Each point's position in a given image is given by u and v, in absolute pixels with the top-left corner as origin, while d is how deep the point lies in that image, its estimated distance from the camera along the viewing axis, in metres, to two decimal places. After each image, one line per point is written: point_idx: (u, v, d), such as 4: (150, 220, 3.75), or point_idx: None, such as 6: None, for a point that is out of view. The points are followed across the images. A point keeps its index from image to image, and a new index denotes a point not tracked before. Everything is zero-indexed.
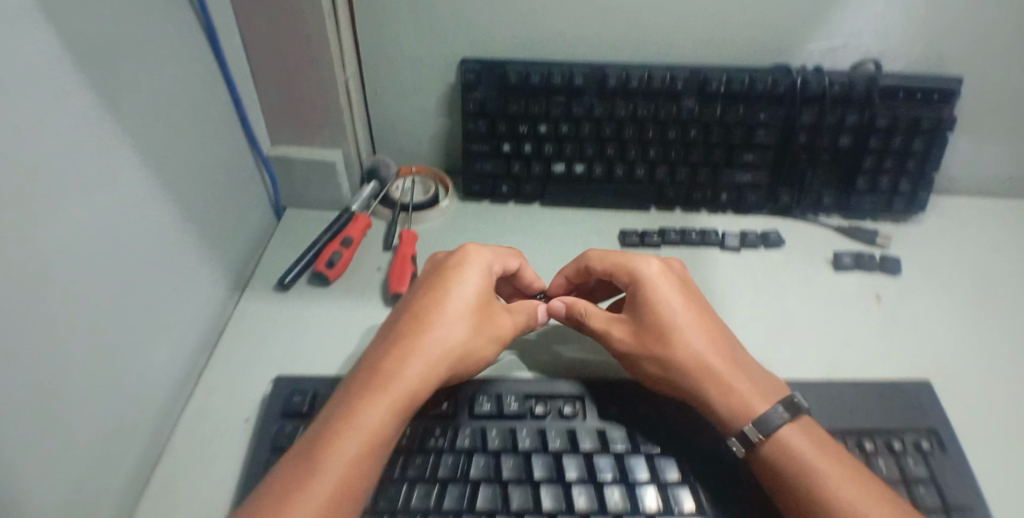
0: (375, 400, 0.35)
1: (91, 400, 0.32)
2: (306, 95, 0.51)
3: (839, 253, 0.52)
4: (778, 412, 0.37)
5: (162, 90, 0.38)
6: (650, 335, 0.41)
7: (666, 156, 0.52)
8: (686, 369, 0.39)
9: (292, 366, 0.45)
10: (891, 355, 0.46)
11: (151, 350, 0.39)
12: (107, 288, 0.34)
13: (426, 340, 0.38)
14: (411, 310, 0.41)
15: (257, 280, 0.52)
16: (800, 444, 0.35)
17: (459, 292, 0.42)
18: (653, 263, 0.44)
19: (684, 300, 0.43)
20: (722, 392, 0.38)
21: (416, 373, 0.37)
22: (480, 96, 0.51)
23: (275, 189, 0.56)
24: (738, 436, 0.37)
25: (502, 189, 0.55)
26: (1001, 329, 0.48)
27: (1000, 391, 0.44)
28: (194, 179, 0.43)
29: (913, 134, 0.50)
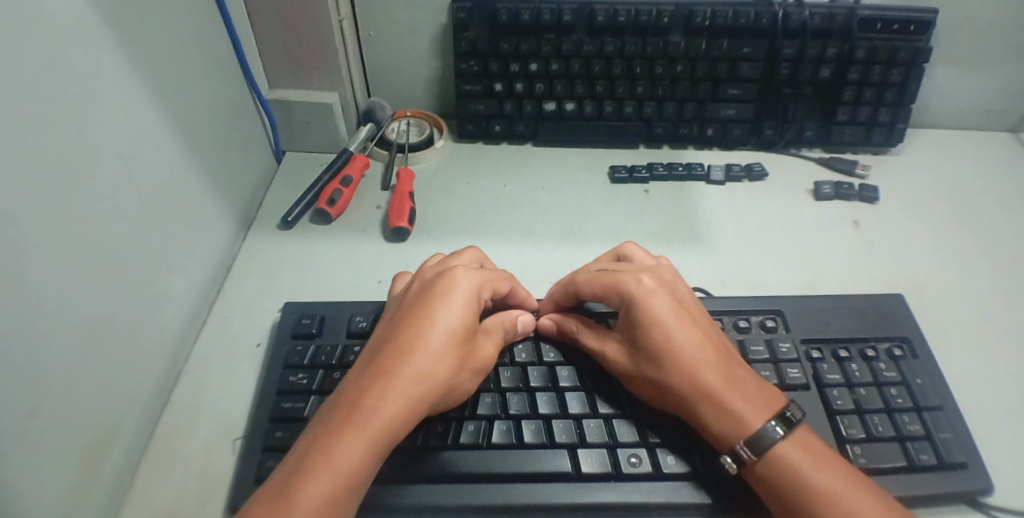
0: (344, 443, 0.30)
1: (116, 311, 0.35)
2: (302, 37, 0.51)
3: (820, 183, 0.55)
4: (772, 433, 0.33)
5: (164, 22, 0.39)
6: (643, 357, 0.38)
7: (654, 92, 0.54)
8: (680, 395, 0.36)
9: (300, 294, 0.47)
10: (865, 273, 0.49)
11: (167, 277, 0.41)
12: (125, 212, 0.36)
13: (408, 371, 0.33)
14: (390, 337, 0.35)
15: (262, 220, 0.54)
16: (796, 460, 0.33)
17: (445, 317, 0.36)
18: (645, 280, 0.39)
19: (685, 320, 0.38)
20: (718, 419, 0.35)
21: (392, 413, 0.31)
22: (471, 36, 0.52)
23: (275, 134, 0.58)
24: (732, 454, 0.34)
25: (495, 129, 0.57)
26: (969, 250, 0.51)
27: (965, 303, 0.47)
28: (200, 118, 0.45)
29: (890, 65, 0.52)
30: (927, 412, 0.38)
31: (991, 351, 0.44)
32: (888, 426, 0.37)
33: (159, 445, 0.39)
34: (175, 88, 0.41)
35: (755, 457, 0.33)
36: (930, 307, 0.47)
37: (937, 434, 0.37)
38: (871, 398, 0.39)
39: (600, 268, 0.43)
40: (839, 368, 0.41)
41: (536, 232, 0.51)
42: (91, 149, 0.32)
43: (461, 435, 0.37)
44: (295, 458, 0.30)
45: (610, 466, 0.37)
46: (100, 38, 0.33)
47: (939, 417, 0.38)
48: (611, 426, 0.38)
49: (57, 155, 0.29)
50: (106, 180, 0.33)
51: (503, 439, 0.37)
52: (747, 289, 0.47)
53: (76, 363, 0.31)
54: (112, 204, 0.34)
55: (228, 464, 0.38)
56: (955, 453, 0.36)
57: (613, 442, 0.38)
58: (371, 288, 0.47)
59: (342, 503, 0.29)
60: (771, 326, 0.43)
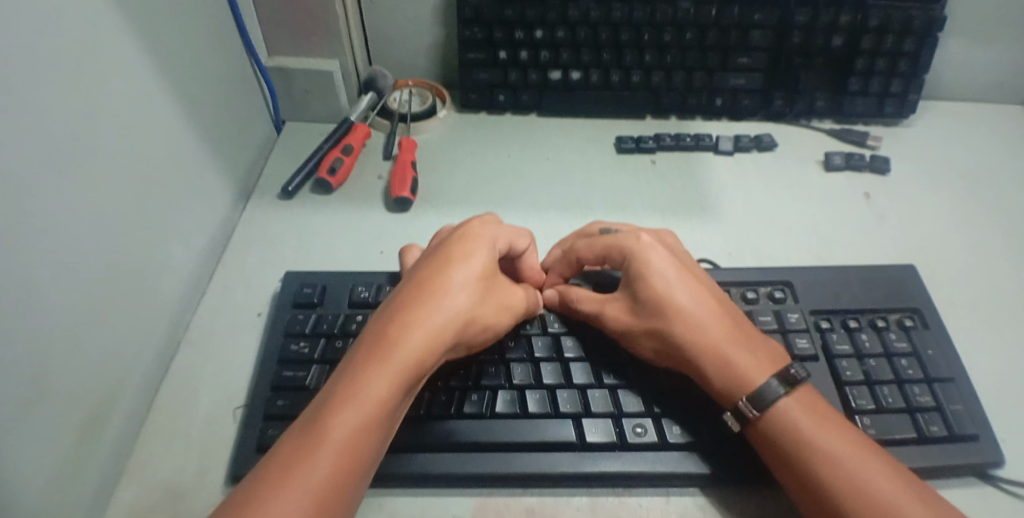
0: (372, 375, 0.30)
1: (115, 280, 0.34)
2: (302, 2, 0.50)
3: (830, 154, 0.53)
4: (772, 387, 0.33)
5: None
6: (644, 312, 0.37)
7: (662, 61, 0.53)
8: (682, 348, 0.36)
9: (301, 265, 0.46)
10: (875, 246, 0.48)
11: (165, 247, 0.40)
12: (121, 178, 0.34)
13: (433, 306, 0.33)
14: (413, 279, 0.35)
15: (260, 191, 0.53)
16: (799, 418, 0.33)
17: (467, 261, 0.36)
18: (644, 235, 0.40)
19: (681, 271, 0.38)
20: (720, 371, 0.35)
21: (420, 346, 0.32)
22: (475, 2, 0.51)
23: (275, 103, 0.56)
24: (734, 411, 0.34)
25: (499, 98, 0.55)
26: (983, 223, 0.50)
27: (976, 275, 0.47)
28: (197, 86, 0.43)
29: (905, 34, 0.51)
30: (938, 384, 0.38)
31: (1002, 323, 0.44)
32: (898, 397, 0.37)
33: (160, 414, 0.39)
34: (172, 52, 0.40)
35: (756, 413, 0.33)
36: (941, 280, 0.46)
37: (947, 405, 0.37)
38: (881, 369, 0.38)
39: (601, 232, 0.43)
40: (849, 339, 0.40)
41: (540, 204, 0.50)
42: (89, 106, 0.31)
43: (464, 404, 0.37)
44: (324, 393, 0.30)
45: (615, 436, 0.36)
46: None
47: (951, 389, 0.38)
48: (616, 397, 0.38)
49: (52, 111, 0.28)
50: (104, 139, 0.32)
51: (506, 408, 0.37)
52: (755, 260, 0.46)
53: (72, 328, 0.30)
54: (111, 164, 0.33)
55: (229, 433, 0.38)
56: (966, 425, 0.36)
57: (619, 413, 0.37)
58: (373, 259, 0.46)
59: (370, 438, 0.29)
60: (779, 296, 0.42)
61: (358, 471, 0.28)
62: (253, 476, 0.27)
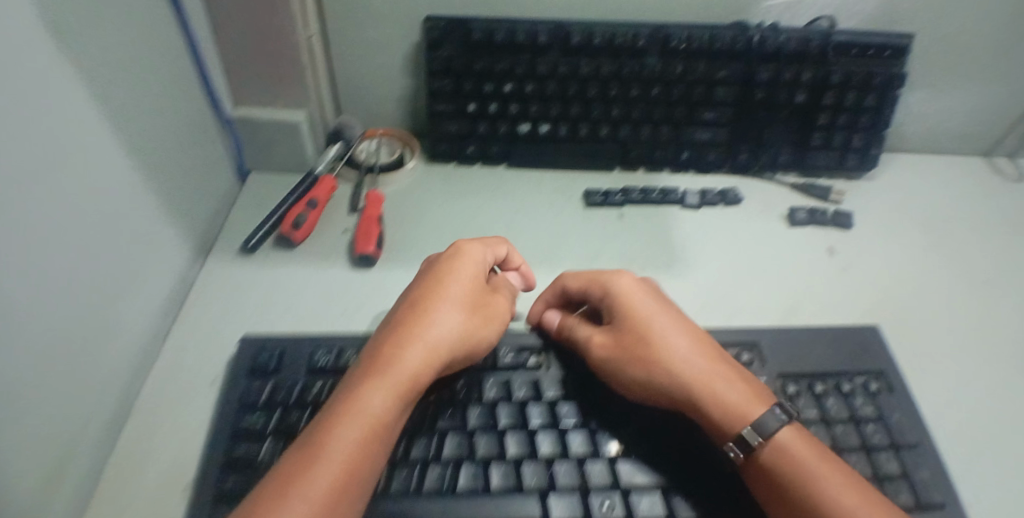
0: (370, 388, 0.32)
1: (64, 359, 0.33)
2: (268, 54, 0.49)
3: (794, 209, 0.54)
4: (777, 416, 0.35)
5: (116, 32, 0.37)
6: (631, 341, 0.40)
7: (630, 114, 0.53)
8: (679, 377, 0.37)
9: (259, 326, 0.45)
10: (837, 304, 0.48)
11: (116, 314, 0.39)
12: (72, 251, 0.33)
13: (425, 323, 0.36)
14: (407, 301, 0.39)
15: (221, 244, 0.51)
16: (798, 451, 0.34)
17: (454, 281, 0.40)
18: (624, 276, 0.44)
19: (658, 306, 0.42)
20: (715, 399, 0.36)
21: (414, 359, 0.34)
22: (445, 55, 0.51)
23: (240, 152, 0.55)
24: (737, 441, 0.35)
25: (468, 149, 0.55)
26: (945, 276, 0.51)
27: (941, 330, 0.47)
28: (153, 142, 0.42)
29: (865, 91, 0.52)
30: (905, 451, 0.38)
31: (968, 380, 0.44)
32: (866, 466, 0.37)
33: (107, 489, 0.37)
34: (126, 104, 0.39)
35: (762, 441, 0.34)
36: (907, 336, 0.46)
37: (915, 473, 0.37)
38: (848, 436, 0.38)
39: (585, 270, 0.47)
40: (816, 405, 0.40)
41: None
42: (45, 182, 0.30)
43: (424, 480, 0.36)
44: (328, 407, 0.32)
45: (582, 513, 0.35)
46: (48, 53, 0.30)
47: (917, 455, 0.38)
48: (582, 469, 0.37)
49: (6, 177, 0.26)
50: (57, 207, 0.31)
51: (469, 482, 0.36)
52: (721, 319, 0.46)
53: (24, 417, 0.28)
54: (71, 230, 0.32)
55: (177, 510, 0.36)
56: (932, 493, 0.36)
57: (585, 487, 0.36)
58: (334, 318, 0.45)
59: (374, 446, 0.31)
60: (746, 360, 0.42)
61: (362, 478, 0.30)
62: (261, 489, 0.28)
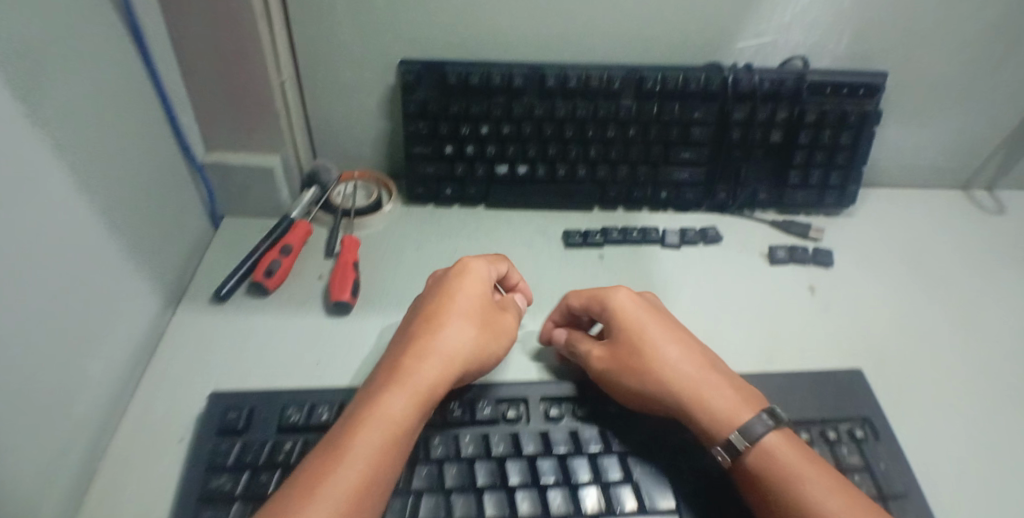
0: (390, 397, 0.34)
1: (35, 421, 0.31)
2: (240, 99, 0.48)
3: (774, 247, 0.53)
4: (764, 420, 0.35)
5: (85, 86, 0.36)
6: (623, 354, 0.40)
7: (607, 155, 0.53)
8: (669, 387, 0.38)
9: (229, 380, 0.43)
10: (829, 345, 0.46)
11: (89, 369, 0.37)
12: (46, 307, 0.32)
13: (440, 335, 0.38)
14: (421, 312, 0.40)
15: (192, 292, 0.50)
16: (784, 456, 0.34)
17: (467, 293, 0.41)
18: (621, 290, 0.44)
19: (655, 319, 0.42)
20: (703, 408, 0.37)
21: (430, 370, 0.36)
22: (420, 98, 0.50)
23: (212, 198, 0.54)
24: (725, 446, 0.35)
25: (446, 191, 0.55)
26: (932, 311, 0.50)
27: (931, 365, 0.46)
28: (122, 191, 0.41)
29: (841, 129, 0.52)
30: (892, 503, 0.36)
31: (966, 420, 0.42)
32: None
33: None
34: (96, 157, 0.38)
35: (748, 446, 0.34)
36: (901, 373, 0.45)
37: None
38: None
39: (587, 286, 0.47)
40: None
41: None
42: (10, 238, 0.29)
43: None
44: (348, 415, 0.34)
45: None
46: (15, 106, 0.29)
47: (907, 507, 0.36)
48: None
49: None
50: (28, 263, 0.30)
51: None
52: None
53: None
54: (40, 294, 0.31)
55: None
56: None
57: None
58: (307, 369, 0.44)
59: (392, 454, 0.32)
60: None
61: (382, 482, 0.31)
62: (281, 493, 0.29)
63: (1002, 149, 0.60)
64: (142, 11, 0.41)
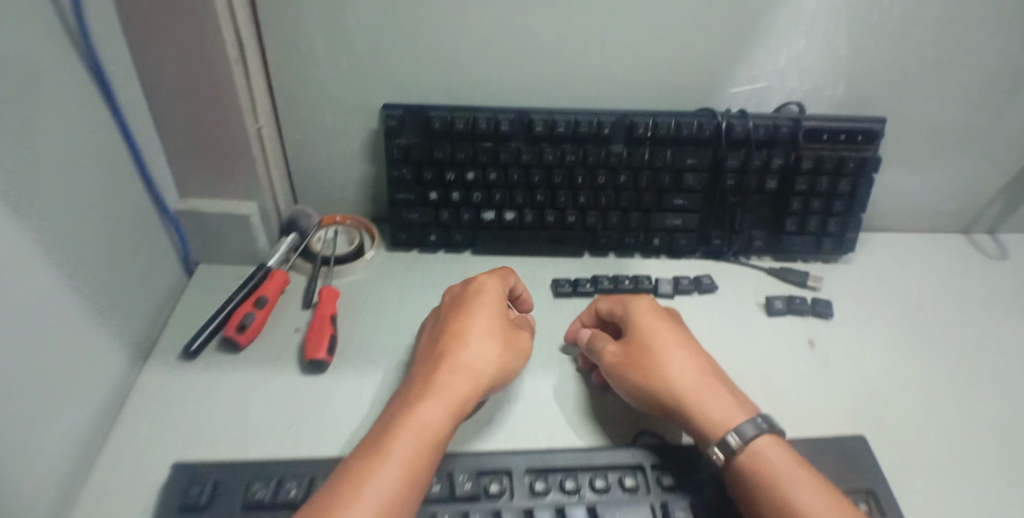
0: (423, 407, 0.34)
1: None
2: (215, 145, 0.47)
3: (771, 298, 0.51)
4: (756, 422, 0.34)
5: (52, 130, 0.34)
6: (633, 352, 0.40)
7: (597, 202, 0.51)
8: (670, 385, 0.37)
9: (194, 445, 0.39)
10: (837, 403, 0.44)
11: (53, 437, 0.34)
12: (14, 372, 0.30)
13: (466, 348, 0.38)
14: (446, 326, 0.41)
15: (160, 346, 0.47)
16: (777, 459, 0.33)
17: (489, 306, 0.42)
18: (644, 299, 0.44)
19: (674, 328, 0.42)
20: (698, 409, 0.36)
21: (461, 381, 0.36)
22: (404, 142, 0.49)
23: (184, 245, 0.52)
24: (720, 444, 0.34)
25: (430, 237, 0.53)
26: (942, 361, 0.48)
27: (949, 421, 0.43)
28: (89, 240, 0.39)
29: (839, 176, 0.50)
30: None
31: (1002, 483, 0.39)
32: None
33: None
34: (62, 205, 0.35)
35: (742, 444, 0.33)
36: (921, 430, 0.42)
37: None
38: None
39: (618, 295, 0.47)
40: None
41: None
42: None
43: None
44: (381, 425, 0.34)
45: None
46: None
47: None
48: None
49: None
50: None
51: None
52: None
53: None
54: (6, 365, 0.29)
55: None
56: None
57: None
58: (278, 435, 0.40)
59: (428, 460, 0.32)
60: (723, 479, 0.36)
61: (421, 484, 0.31)
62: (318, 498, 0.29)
63: (1004, 195, 0.59)
64: (112, 58, 0.40)
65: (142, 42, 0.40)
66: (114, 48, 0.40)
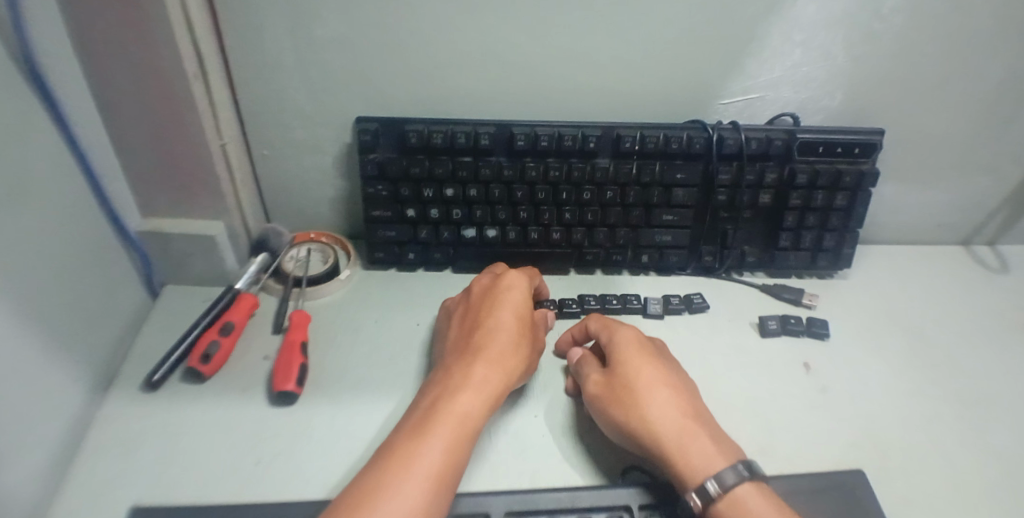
0: (460, 396, 0.34)
1: None
2: (177, 163, 0.44)
3: (765, 318, 0.49)
4: (737, 469, 0.32)
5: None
6: (615, 385, 0.38)
7: (583, 218, 0.49)
8: (648, 426, 0.35)
9: (154, 487, 0.37)
10: (835, 434, 0.42)
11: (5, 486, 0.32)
12: None
13: (497, 340, 0.38)
14: (474, 318, 0.41)
15: (122, 377, 0.44)
16: (755, 509, 0.31)
17: (517, 299, 0.42)
18: (632, 329, 0.42)
19: (659, 362, 0.40)
20: (677, 451, 0.34)
21: (494, 372, 0.36)
22: (378, 158, 0.46)
23: (148, 267, 0.49)
24: (698, 490, 0.32)
25: (409, 255, 0.51)
26: (941, 380, 0.46)
27: (960, 450, 0.41)
28: (41, 266, 0.36)
29: (835, 190, 0.48)
30: None
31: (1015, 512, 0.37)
32: None
33: None
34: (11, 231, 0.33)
35: (721, 492, 0.31)
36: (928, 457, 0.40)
37: None
38: None
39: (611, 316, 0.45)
40: None
41: None
42: None
43: None
44: (414, 415, 0.33)
45: None
46: None
47: None
48: None
49: None
50: None
51: None
52: None
53: None
54: None
55: None
56: None
57: None
58: (244, 473, 0.37)
59: (464, 450, 0.32)
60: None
61: (458, 475, 0.31)
62: (355, 490, 0.28)
63: (1004, 208, 0.57)
64: (62, 75, 0.37)
65: (94, 58, 0.38)
66: (62, 64, 0.37)
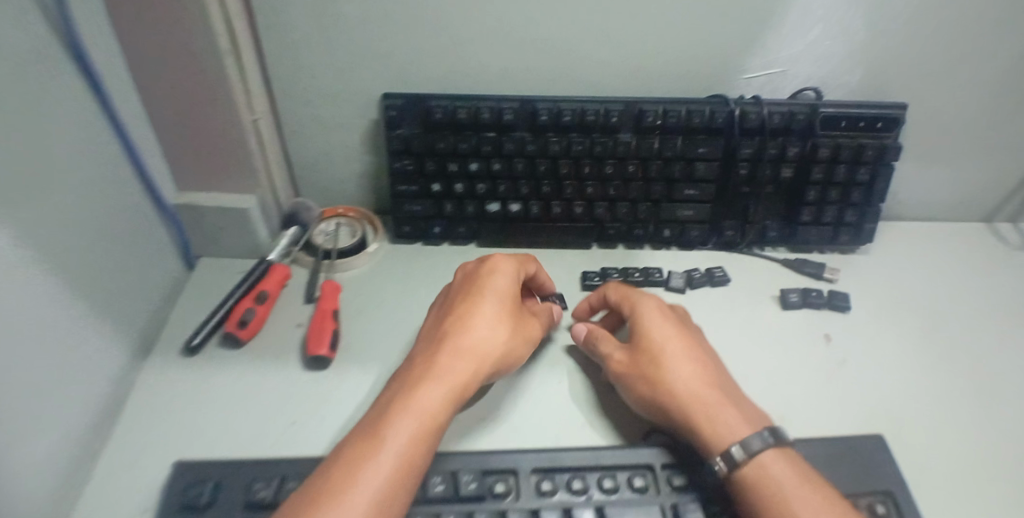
0: (424, 393, 0.33)
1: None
2: (211, 137, 0.45)
3: (786, 291, 0.50)
4: (762, 436, 0.33)
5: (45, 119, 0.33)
6: (641, 358, 0.39)
7: (605, 192, 0.50)
8: (676, 397, 0.36)
9: (196, 443, 0.38)
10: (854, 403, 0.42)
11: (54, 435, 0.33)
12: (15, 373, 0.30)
13: (468, 334, 0.37)
14: (452, 309, 0.40)
15: (161, 343, 0.46)
16: (779, 474, 0.31)
17: (496, 290, 0.41)
18: (653, 300, 0.43)
19: (683, 333, 0.40)
20: (704, 421, 0.35)
21: (462, 368, 0.35)
22: (404, 134, 0.47)
23: (184, 240, 0.51)
24: (724, 455, 0.33)
25: (434, 229, 0.52)
26: (962, 354, 0.46)
27: (977, 422, 0.41)
28: (85, 233, 0.37)
29: (857, 164, 0.48)
30: None
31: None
32: None
33: None
34: (57, 197, 0.34)
35: (746, 457, 0.32)
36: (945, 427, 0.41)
37: None
38: None
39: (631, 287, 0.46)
40: None
41: None
42: None
43: None
44: (379, 409, 0.33)
45: None
46: None
47: None
48: None
49: None
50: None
51: None
52: None
53: None
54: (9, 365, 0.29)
55: None
56: None
57: None
58: (280, 432, 0.39)
59: (424, 449, 0.31)
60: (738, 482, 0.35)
61: (416, 473, 0.30)
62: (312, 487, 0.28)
63: None
64: (103, 50, 0.38)
65: (132, 34, 0.39)
66: (104, 39, 0.38)
